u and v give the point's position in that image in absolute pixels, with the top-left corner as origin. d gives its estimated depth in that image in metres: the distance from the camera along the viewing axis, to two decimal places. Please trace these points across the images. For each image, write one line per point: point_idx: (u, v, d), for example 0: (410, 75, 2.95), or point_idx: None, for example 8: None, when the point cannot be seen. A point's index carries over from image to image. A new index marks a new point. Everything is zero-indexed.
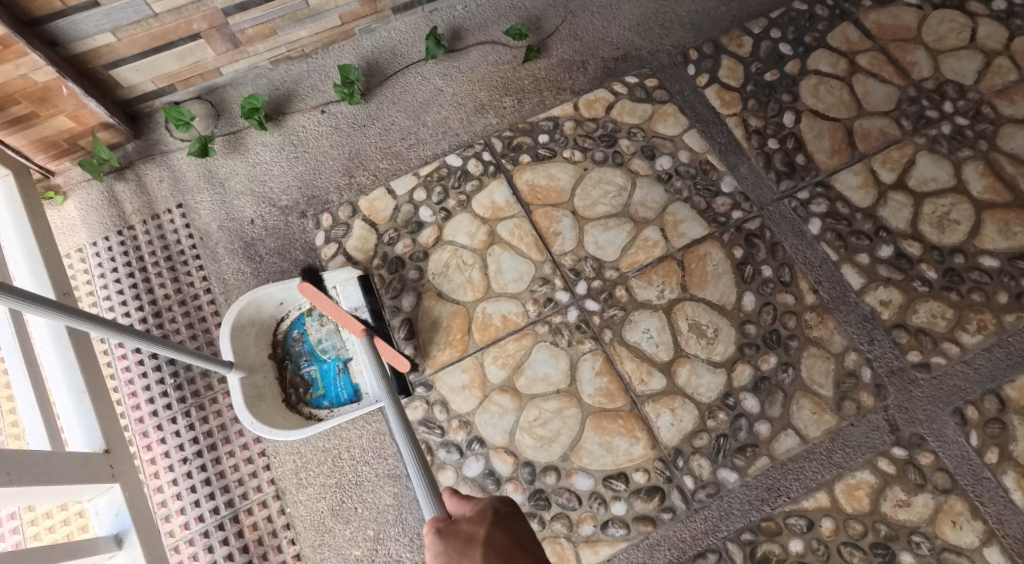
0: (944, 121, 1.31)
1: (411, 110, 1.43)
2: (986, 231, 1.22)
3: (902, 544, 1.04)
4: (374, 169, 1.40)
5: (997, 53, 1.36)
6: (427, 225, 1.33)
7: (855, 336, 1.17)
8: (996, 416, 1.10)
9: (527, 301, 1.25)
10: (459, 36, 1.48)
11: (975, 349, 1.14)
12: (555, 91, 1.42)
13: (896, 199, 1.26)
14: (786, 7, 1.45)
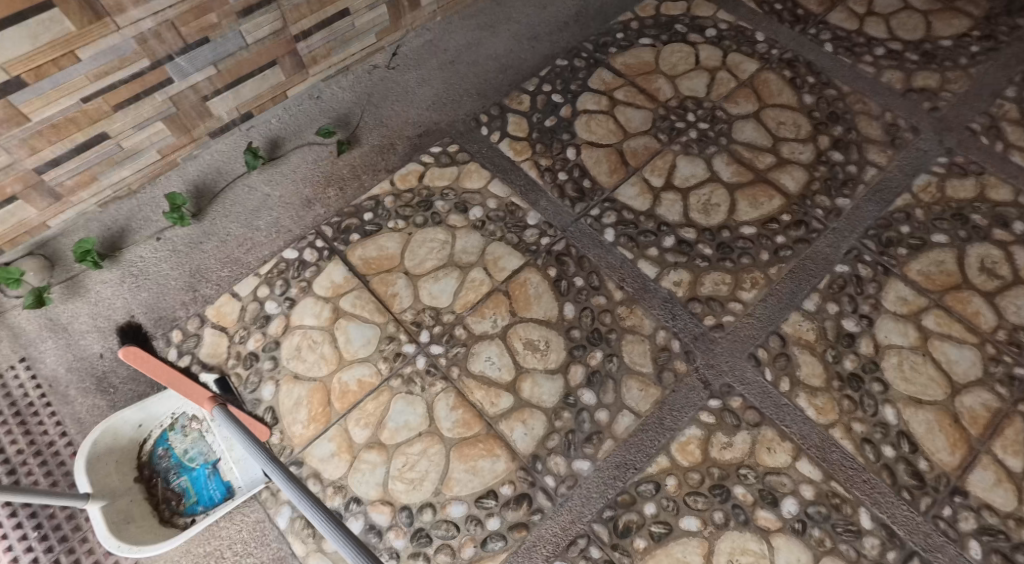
0: (691, 129, 1.56)
1: (244, 219, 1.54)
2: (741, 207, 1.44)
3: (733, 480, 1.19)
4: (216, 280, 1.49)
5: (718, 68, 1.63)
6: (275, 316, 1.43)
7: (660, 316, 1.35)
8: (781, 354, 1.28)
9: (378, 361, 1.36)
10: (277, 145, 1.61)
11: (755, 302, 1.34)
12: (373, 174, 1.58)
13: (668, 197, 1.47)
14: (552, 64, 1.69)
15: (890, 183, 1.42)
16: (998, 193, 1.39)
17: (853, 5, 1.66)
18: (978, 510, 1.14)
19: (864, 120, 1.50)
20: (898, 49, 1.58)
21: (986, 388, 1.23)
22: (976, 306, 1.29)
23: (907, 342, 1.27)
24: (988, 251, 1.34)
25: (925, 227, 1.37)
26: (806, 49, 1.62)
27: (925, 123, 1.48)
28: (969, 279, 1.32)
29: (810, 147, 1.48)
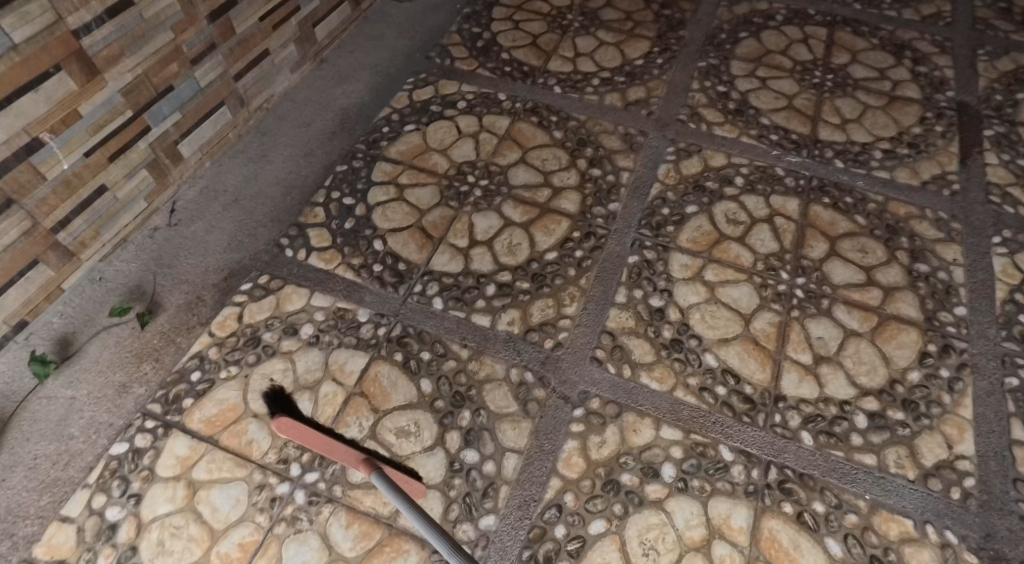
0: (475, 189, 1.57)
1: (49, 435, 1.24)
2: (539, 240, 1.46)
3: (617, 470, 1.17)
4: (36, 512, 1.16)
5: (478, 131, 1.68)
6: (122, 518, 1.16)
7: (507, 357, 1.30)
8: (614, 346, 1.29)
9: (256, 513, 1.17)
10: (67, 343, 1.35)
11: (576, 311, 1.35)
12: (187, 334, 1.37)
13: (478, 252, 1.45)
14: (332, 172, 1.61)
15: (642, 178, 1.55)
16: (717, 159, 1.58)
17: (562, 52, 1.87)
18: (796, 406, 1.21)
19: (604, 137, 1.64)
20: (608, 76, 1.80)
21: (768, 311, 1.33)
22: (737, 251, 1.41)
23: (700, 298, 1.35)
24: (728, 206, 1.49)
25: (679, 205, 1.49)
26: (541, 95, 1.76)
27: (649, 126, 1.67)
28: (723, 231, 1.44)
29: (574, 171, 1.57)
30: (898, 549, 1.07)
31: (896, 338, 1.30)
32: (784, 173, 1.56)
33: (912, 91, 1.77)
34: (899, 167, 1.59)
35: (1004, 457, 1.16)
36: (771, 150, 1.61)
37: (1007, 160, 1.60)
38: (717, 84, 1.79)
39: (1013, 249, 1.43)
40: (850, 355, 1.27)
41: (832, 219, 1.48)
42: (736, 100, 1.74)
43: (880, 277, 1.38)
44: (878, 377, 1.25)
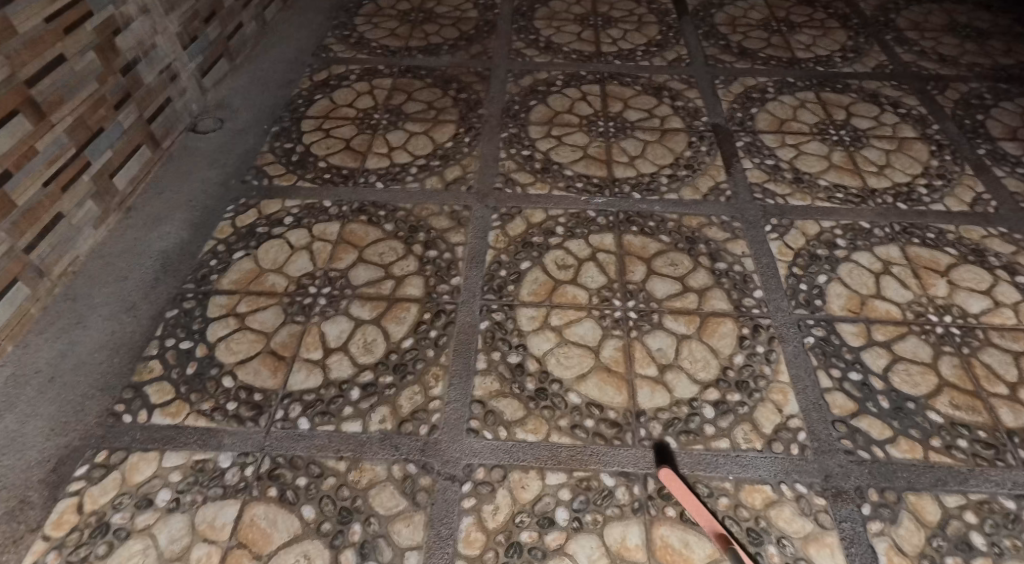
0: (319, 298, 1.54)
1: None
2: (392, 330, 1.46)
3: (515, 531, 1.17)
4: None
5: (310, 242, 1.66)
6: None
7: (386, 455, 1.27)
8: (486, 412, 1.31)
9: None
10: None
11: (443, 390, 1.35)
12: (14, 547, 1.18)
13: (334, 360, 1.42)
14: (163, 320, 1.51)
15: (476, 249, 1.61)
16: (538, 216, 1.68)
17: (376, 149, 1.90)
18: (656, 416, 1.30)
19: (433, 219, 1.68)
20: (425, 163, 1.85)
21: (612, 338, 1.42)
22: (573, 292, 1.51)
23: (552, 343, 1.41)
24: (556, 254, 1.59)
25: (513, 263, 1.57)
26: (366, 194, 1.77)
27: (471, 200, 1.72)
28: (557, 277, 1.53)
29: (412, 258, 1.60)
30: (766, 515, 1.17)
31: (717, 331, 1.45)
32: (597, 214, 1.71)
33: (676, 124, 2.14)
34: (683, 187, 1.88)
35: (821, 405, 1.34)
36: (580, 197, 1.76)
37: (758, 162, 2.02)
38: (521, 150, 1.90)
39: (781, 232, 1.76)
40: (686, 357, 1.39)
41: (643, 243, 1.64)
42: (540, 160, 1.87)
43: (692, 282, 1.56)
44: (712, 369, 1.37)
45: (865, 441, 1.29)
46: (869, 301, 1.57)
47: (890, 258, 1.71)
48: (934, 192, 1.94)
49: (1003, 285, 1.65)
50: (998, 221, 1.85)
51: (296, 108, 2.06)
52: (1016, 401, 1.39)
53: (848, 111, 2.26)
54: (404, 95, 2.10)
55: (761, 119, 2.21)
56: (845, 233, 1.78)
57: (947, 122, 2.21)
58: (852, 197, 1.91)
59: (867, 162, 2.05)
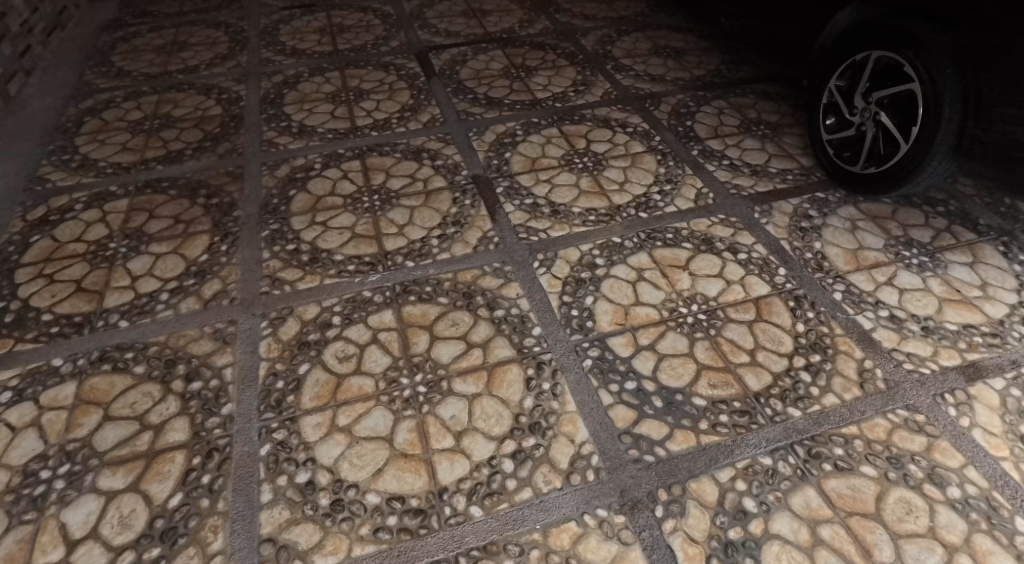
0: (54, 482, 1.34)
1: None
2: (153, 491, 1.32)
3: None
4: None
5: (38, 415, 1.46)
6: None
7: None
8: (279, 549, 1.25)
9: None
10: None
11: (224, 542, 1.25)
12: None
13: (85, 550, 1.24)
14: None
15: (246, 366, 1.53)
16: (310, 312, 1.67)
17: (115, 283, 1.75)
18: (458, 489, 1.33)
19: (193, 345, 1.58)
20: (177, 285, 1.74)
21: (404, 420, 1.45)
22: (359, 383, 1.51)
23: (343, 446, 1.39)
24: (336, 346, 1.59)
25: (291, 371, 1.53)
26: (110, 337, 1.62)
27: (236, 312, 1.66)
28: (340, 372, 1.53)
29: (172, 399, 1.47)
30: (574, 553, 1.26)
31: (505, 381, 1.55)
32: (372, 292, 1.76)
33: (438, 183, 2.27)
34: (454, 244, 1.99)
35: (606, 423, 1.50)
36: (354, 280, 1.79)
37: (517, 204, 2.23)
38: (286, 245, 1.88)
39: (548, 266, 1.96)
40: (480, 417, 1.47)
41: (422, 311, 1.72)
42: (307, 251, 1.87)
43: (475, 337, 1.66)
44: (504, 423, 1.46)
45: (647, 445, 1.45)
46: (631, 310, 1.84)
47: (642, 264, 2.03)
48: (667, 195, 2.37)
49: (730, 266, 2.07)
50: (716, 210, 2.30)
51: (7, 259, 1.84)
52: (755, 366, 1.72)
53: (588, 139, 2.67)
54: (144, 214, 1.98)
55: (515, 161, 2.47)
56: (601, 252, 2.06)
57: (666, 133, 2.73)
58: (602, 214, 2.24)
59: (609, 183, 2.42)
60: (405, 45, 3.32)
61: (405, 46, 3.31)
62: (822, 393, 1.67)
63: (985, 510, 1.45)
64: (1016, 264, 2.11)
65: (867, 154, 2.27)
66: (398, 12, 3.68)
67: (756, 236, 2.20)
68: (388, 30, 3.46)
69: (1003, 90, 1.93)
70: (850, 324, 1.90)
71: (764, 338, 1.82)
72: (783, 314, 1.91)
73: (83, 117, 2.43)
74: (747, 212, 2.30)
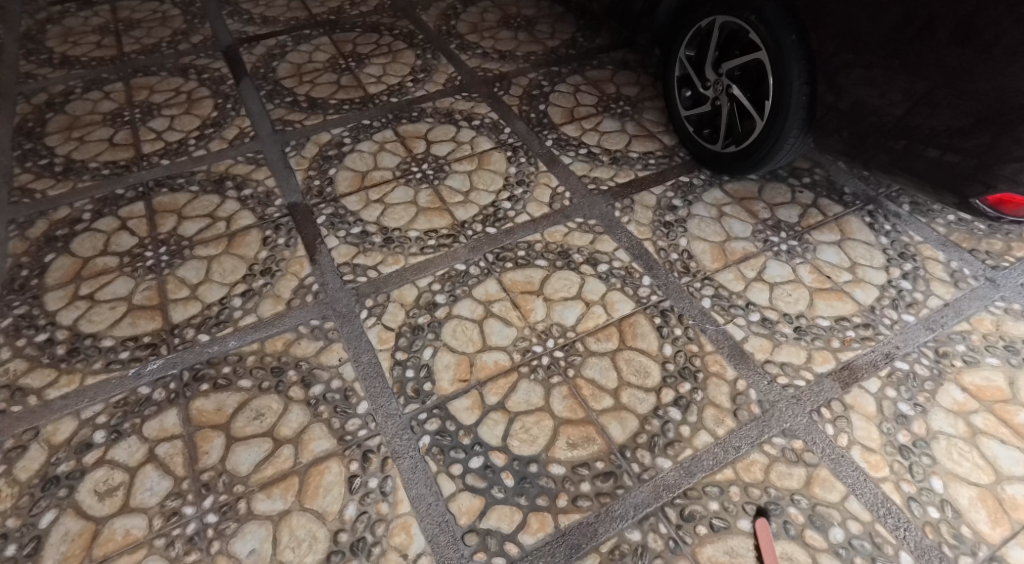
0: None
1: None
2: None
3: None
4: None
5: None
6: None
7: None
8: None
9: None
10: None
11: None
12: None
13: None
14: None
15: None
16: (61, 432, 1.60)
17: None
18: None
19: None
20: None
21: None
22: (124, 528, 1.48)
23: None
24: (97, 475, 1.55)
25: (28, 528, 1.48)
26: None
27: None
28: (99, 516, 1.50)
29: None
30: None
31: (320, 488, 1.52)
32: (150, 387, 1.66)
33: (245, 221, 1.94)
34: (261, 301, 1.78)
35: (446, 522, 1.46)
36: (126, 374, 1.68)
37: (343, 236, 1.89)
38: (33, 334, 1.75)
39: (379, 314, 1.74)
40: (287, 544, 1.45)
41: (218, 405, 1.63)
42: (64, 340, 1.74)
43: (285, 430, 1.59)
44: (319, 547, 1.45)
45: (496, 544, 1.43)
46: (478, 360, 1.67)
47: (489, 296, 1.76)
48: (517, 202, 1.98)
49: (589, 283, 1.79)
50: (574, 213, 1.95)
51: None
52: (619, 410, 1.58)
53: (426, 140, 2.20)
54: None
55: (342, 179, 2.05)
56: (443, 285, 1.78)
57: (516, 122, 2.29)
58: (443, 237, 1.88)
59: (452, 194, 2.00)
60: (210, 39, 2.76)
61: (210, 42, 2.74)
62: (693, 432, 1.54)
63: (870, 551, 1.36)
64: (883, 235, 1.91)
65: (727, 130, 2.01)
66: None
67: (616, 239, 1.89)
68: (188, 21, 2.87)
69: (842, 48, 1.66)
70: (721, 337, 1.69)
71: (628, 369, 1.64)
72: (649, 335, 1.69)
73: None
74: (606, 210, 1.96)
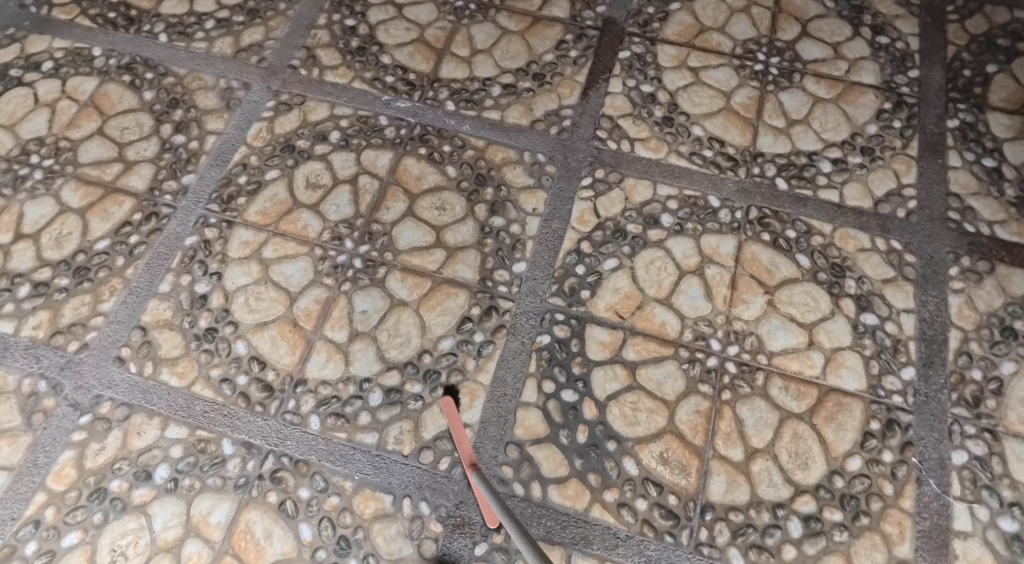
0: (36, 171, 1.54)
1: None
2: (91, 226, 1.48)
3: (108, 478, 1.26)
4: None
5: (58, 99, 1.63)
6: None
7: (25, 365, 1.35)
8: (144, 340, 1.37)
9: None
10: None
11: (113, 308, 1.40)
12: None
13: (20, 249, 1.45)
14: None
15: (227, 142, 1.58)
16: (317, 114, 1.63)
17: None
18: (315, 390, 1.34)
19: (199, 95, 1.64)
20: (226, 17, 1.75)
21: (318, 286, 1.43)
22: (304, 221, 1.50)
23: (252, 278, 1.44)
24: (313, 167, 1.56)
25: (259, 171, 1.55)
26: (142, 47, 1.70)
27: (255, 75, 1.67)
28: (298, 199, 1.52)
29: (153, 140, 1.58)
30: (366, 527, 1.23)
31: (439, 306, 1.41)
32: (387, 122, 1.62)
33: (556, 12, 1.75)
34: (513, 103, 1.63)
35: (505, 420, 1.32)
36: (381, 98, 1.65)
37: (631, 87, 1.64)
38: (346, 17, 1.76)
39: (598, 191, 1.52)
40: (388, 328, 1.39)
41: (420, 173, 1.55)
42: (360, 36, 1.73)
43: (448, 238, 1.48)
44: (408, 349, 1.38)
45: (526, 474, 1.28)
46: (647, 307, 1.42)
47: (715, 254, 1.46)
48: (839, 172, 1.54)
49: (835, 322, 1.40)
50: (895, 230, 1.48)
51: None
52: (739, 470, 1.29)
53: (802, 28, 1.73)
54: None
55: (676, 22, 1.74)
56: (679, 207, 1.51)
57: (934, 68, 1.67)
58: (722, 157, 1.56)
59: (775, 112, 1.62)
60: None
61: None
62: (795, 561, 1.22)
63: None
64: None
65: None
66: None
67: (919, 298, 1.41)
68: None
69: None
70: (934, 506, 1.24)
71: (788, 444, 1.30)
72: (847, 431, 1.31)
73: None
74: (935, 252, 1.45)
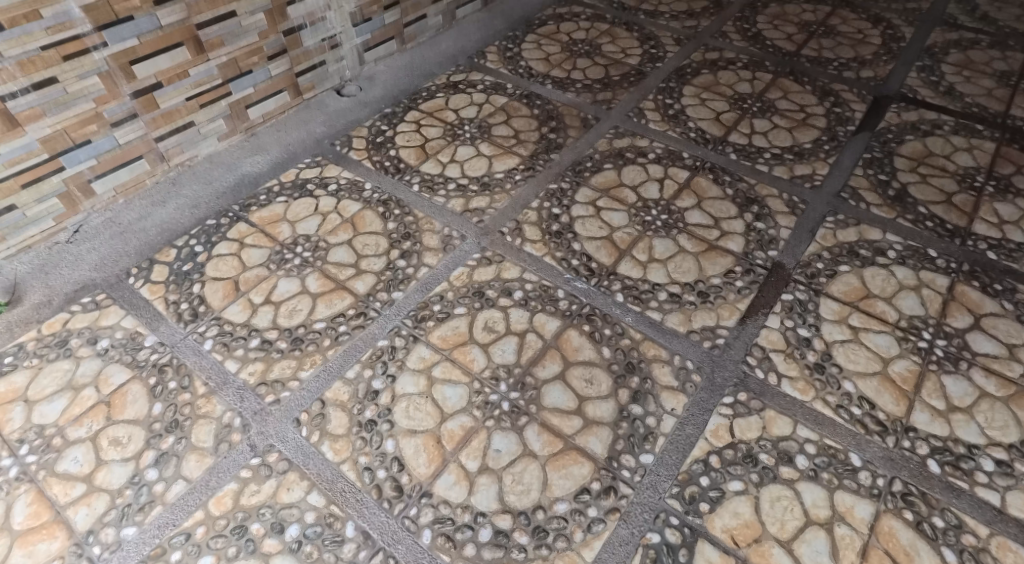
0: (297, 258, 1.86)
1: None
2: (318, 309, 1.74)
3: (251, 518, 1.36)
4: None
5: (329, 210, 2.00)
6: None
7: (230, 401, 1.54)
8: (319, 412, 1.53)
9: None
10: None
11: (308, 377, 1.59)
12: (22, 327, 1.68)
13: (264, 310, 1.73)
14: (202, 224, 1.95)
15: (435, 276, 1.83)
16: (509, 273, 1.84)
17: (439, 156, 2.19)
18: (436, 505, 1.39)
19: (426, 235, 1.94)
20: (465, 183, 2.10)
21: (468, 414, 1.54)
22: (474, 354, 1.65)
23: (418, 389, 1.58)
24: (493, 315, 1.74)
25: (451, 304, 1.76)
26: (398, 189, 2.07)
27: (472, 231, 1.95)
28: (474, 336, 1.69)
29: (383, 258, 1.87)
30: None
31: (565, 468, 1.45)
32: (564, 296, 1.79)
33: (732, 245, 1.92)
34: (675, 311, 1.75)
35: None
36: (564, 275, 1.84)
37: (788, 327, 1.71)
38: (553, 206, 2.03)
39: (737, 412, 1.55)
40: (516, 473, 1.44)
41: (579, 345, 1.68)
42: (562, 223, 1.98)
43: (588, 409, 1.55)
44: (527, 498, 1.41)
45: None
46: (766, 543, 1.35)
47: (849, 513, 1.40)
48: (1003, 474, 1.45)
49: None
50: None
51: (415, 100, 2.43)
52: None
53: (975, 320, 1.74)
54: (504, 117, 2.36)
55: (842, 282, 1.82)
56: (817, 453, 1.48)
57: None
58: (871, 419, 1.54)
59: (934, 392, 1.59)
60: (881, 79, 2.55)
61: (878, 80, 2.54)
62: None
63: None
64: None
65: None
66: (916, 38, 2.77)
67: None
68: (880, 54, 2.69)
69: None
70: None
71: None
72: None
73: (546, 19, 2.89)
74: None
